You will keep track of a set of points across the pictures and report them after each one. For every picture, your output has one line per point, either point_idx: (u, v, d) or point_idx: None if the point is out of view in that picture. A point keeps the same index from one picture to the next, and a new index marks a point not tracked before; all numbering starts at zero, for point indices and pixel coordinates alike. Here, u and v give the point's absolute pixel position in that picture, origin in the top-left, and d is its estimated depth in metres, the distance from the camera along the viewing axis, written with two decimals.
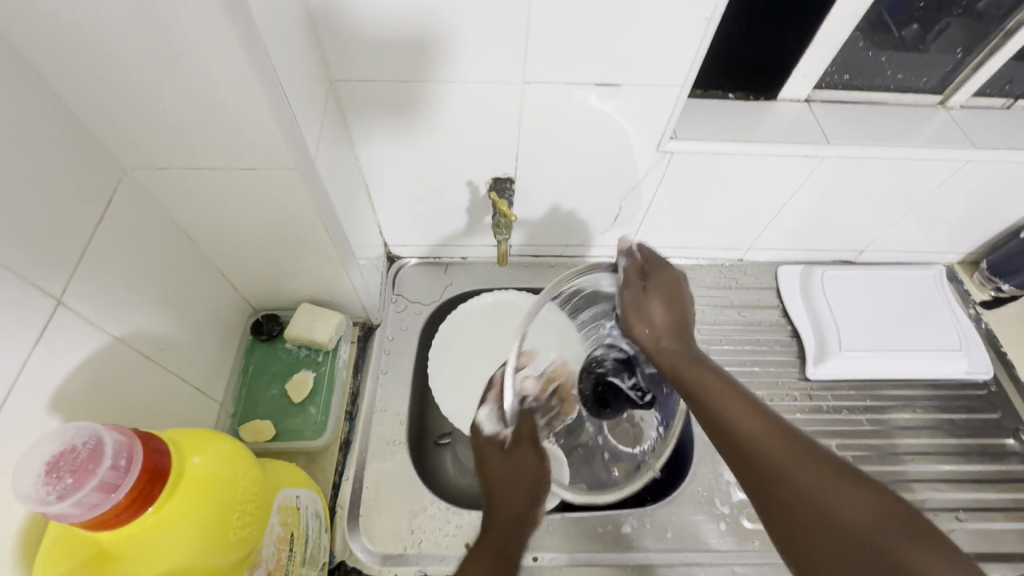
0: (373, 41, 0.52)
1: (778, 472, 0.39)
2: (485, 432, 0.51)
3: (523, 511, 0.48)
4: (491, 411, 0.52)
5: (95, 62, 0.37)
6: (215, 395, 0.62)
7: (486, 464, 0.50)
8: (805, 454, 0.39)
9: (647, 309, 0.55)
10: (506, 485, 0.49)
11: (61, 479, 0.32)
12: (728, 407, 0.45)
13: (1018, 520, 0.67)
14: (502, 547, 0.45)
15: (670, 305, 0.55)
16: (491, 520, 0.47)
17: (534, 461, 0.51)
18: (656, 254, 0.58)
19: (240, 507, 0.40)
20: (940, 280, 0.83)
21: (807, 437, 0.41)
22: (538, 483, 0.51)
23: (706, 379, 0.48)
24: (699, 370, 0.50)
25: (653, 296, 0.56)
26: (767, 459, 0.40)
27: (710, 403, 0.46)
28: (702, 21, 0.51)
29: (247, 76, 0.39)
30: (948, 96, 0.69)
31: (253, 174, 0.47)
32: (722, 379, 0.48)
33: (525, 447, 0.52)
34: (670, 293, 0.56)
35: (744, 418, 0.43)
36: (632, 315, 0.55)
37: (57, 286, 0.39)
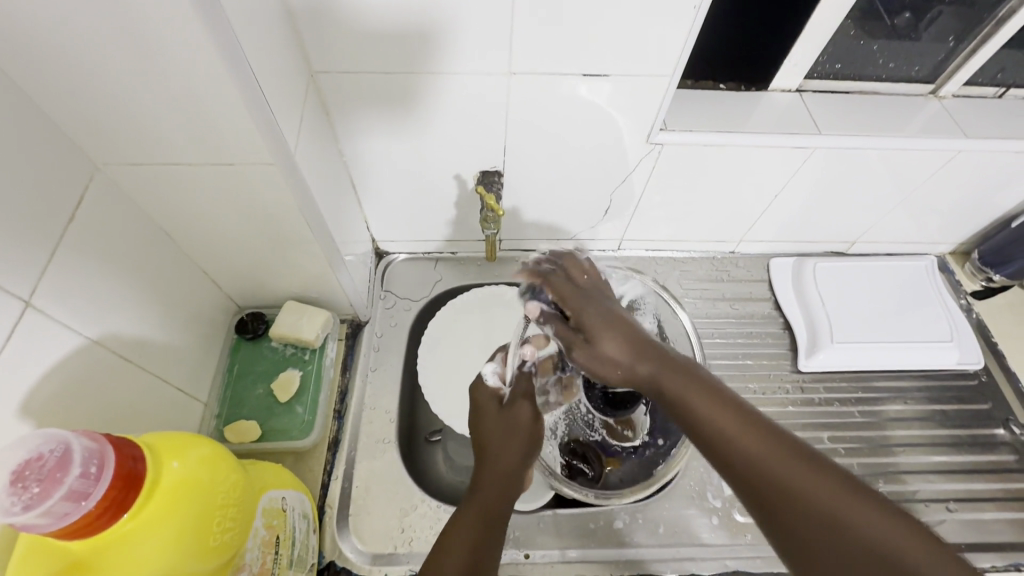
0: (354, 33, 0.51)
1: (794, 499, 0.35)
2: (485, 382, 0.57)
3: (512, 472, 0.51)
4: (494, 368, 0.58)
5: (57, 56, 0.36)
6: (199, 396, 0.61)
7: (483, 419, 0.54)
8: (816, 473, 0.36)
9: (608, 336, 0.44)
10: (502, 445, 0.52)
11: (28, 489, 0.31)
12: (725, 423, 0.39)
13: (1008, 510, 0.67)
14: (490, 510, 0.48)
15: (625, 326, 0.45)
16: (484, 484, 0.49)
17: (528, 415, 0.54)
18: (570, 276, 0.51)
19: (220, 512, 0.40)
20: (931, 271, 0.82)
21: (808, 447, 0.38)
22: (530, 440, 0.53)
23: (694, 387, 0.41)
24: (685, 380, 0.42)
25: (601, 331, 0.45)
26: (775, 486, 0.36)
27: (701, 418, 0.40)
28: (689, 10, 0.50)
29: (217, 68, 0.37)
30: (939, 86, 0.68)
31: (230, 170, 0.46)
32: (713, 391, 0.41)
33: (520, 405, 0.55)
34: (611, 312, 0.46)
35: (748, 438, 0.38)
36: (597, 333, 0.45)
37: (25, 288, 0.38)
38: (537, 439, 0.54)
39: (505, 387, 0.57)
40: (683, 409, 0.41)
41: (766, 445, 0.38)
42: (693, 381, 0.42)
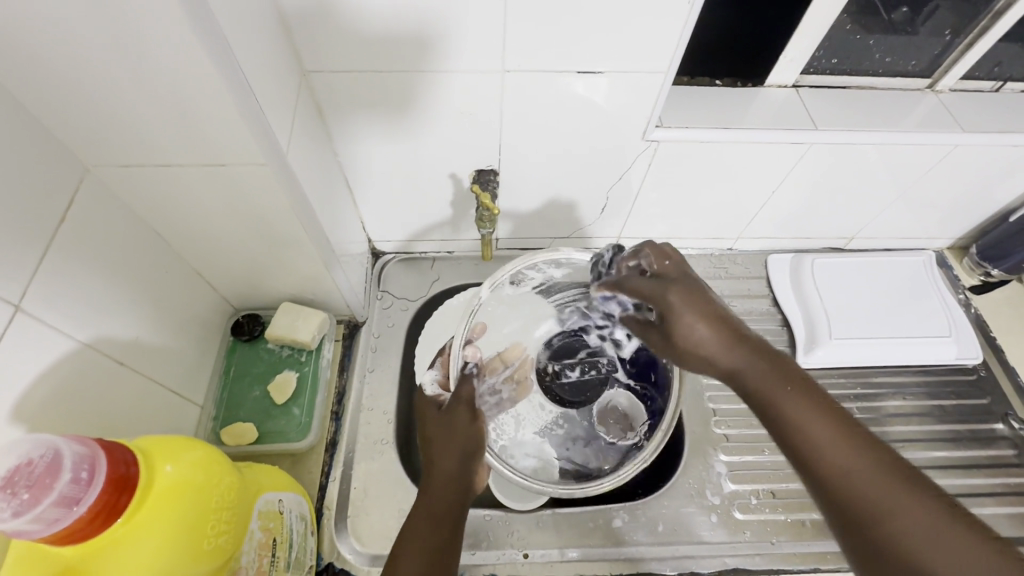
0: (347, 28, 0.50)
1: (873, 509, 0.35)
2: (428, 392, 0.58)
3: (454, 474, 0.49)
4: (435, 375, 0.61)
5: (40, 57, 0.35)
6: (196, 399, 0.61)
7: (426, 423, 0.54)
8: (917, 492, 0.35)
9: (692, 326, 0.46)
10: (441, 446, 0.50)
11: (17, 495, 0.30)
12: (816, 426, 0.39)
13: (1008, 504, 0.67)
14: (438, 517, 0.45)
15: (718, 318, 0.46)
16: (429, 485, 0.48)
17: (466, 419, 0.52)
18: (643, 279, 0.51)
19: (214, 515, 0.40)
20: (928, 265, 0.82)
21: (909, 464, 0.37)
22: (473, 442, 0.51)
23: (789, 388, 0.41)
24: (770, 373, 0.43)
25: (681, 309, 0.47)
26: (863, 492, 0.36)
27: (790, 418, 0.40)
28: (684, 5, 0.50)
29: (205, 67, 0.37)
30: (937, 80, 0.68)
31: (223, 171, 0.46)
32: (803, 386, 0.41)
33: (459, 410, 0.53)
34: (693, 293, 0.47)
35: (843, 446, 0.38)
36: (678, 321, 0.47)
37: (15, 292, 0.38)
38: (480, 439, 0.52)
39: (446, 392, 0.58)
40: (766, 400, 0.42)
41: (863, 454, 0.37)
42: (787, 380, 0.42)
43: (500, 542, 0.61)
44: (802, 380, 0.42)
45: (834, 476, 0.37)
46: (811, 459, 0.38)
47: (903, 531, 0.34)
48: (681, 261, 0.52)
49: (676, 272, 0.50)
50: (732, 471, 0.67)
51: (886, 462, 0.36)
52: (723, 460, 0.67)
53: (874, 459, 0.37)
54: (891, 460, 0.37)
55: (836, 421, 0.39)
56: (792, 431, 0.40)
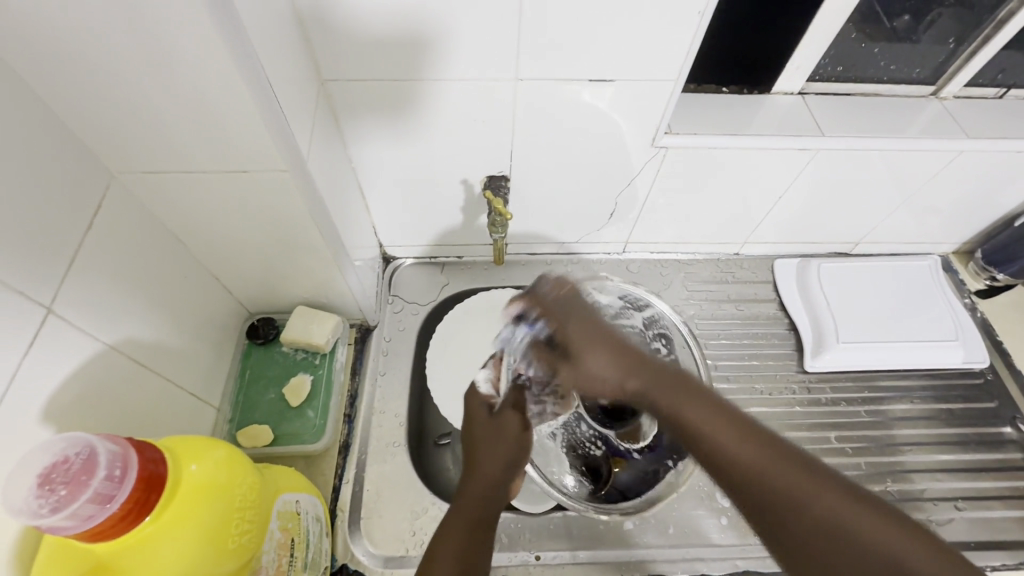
0: (363, 37, 0.51)
1: (786, 497, 0.37)
2: (479, 390, 0.59)
3: (496, 479, 0.51)
4: (486, 374, 0.60)
5: (73, 65, 0.36)
6: (212, 401, 0.62)
7: (473, 428, 0.56)
8: (806, 471, 0.38)
9: (598, 354, 0.49)
10: (487, 451, 0.53)
11: (54, 491, 0.31)
12: (714, 429, 0.42)
13: (1016, 507, 0.68)
14: (475, 517, 0.48)
15: (618, 348, 0.49)
16: (468, 487, 0.50)
17: (515, 426, 0.55)
18: (553, 297, 0.53)
19: (238, 514, 0.40)
20: (935, 270, 0.83)
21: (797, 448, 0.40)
22: (515, 452, 0.54)
23: (686, 398, 0.44)
24: (673, 389, 0.45)
25: (586, 343, 0.50)
26: (762, 483, 0.38)
27: (693, 427, 0.43)
28: (693, 16, 0.51)
29: (232, 76, 0.38)
30: (941, 87, 0.69)
31: (245, 177, 0.47)
32: (703, 398, 0.44)
33: (507, 415, 0.56)
34: (594, 324, 0.51)
35: (739, 441, 0.41)
36: (584, 350, 0.50)
37: (46, 295, 0.39)
38: (525, 450, 0.55)
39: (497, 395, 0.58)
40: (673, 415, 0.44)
41: (765, 452, 0.39)
42: (687, 393, 0.45)
43: (512, 544, 0.62)
44: (693, 386, 0.45)
45: (742, 476, 0.39)
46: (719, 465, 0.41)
47: (806, 509, 0.36)
48: (577, 292, 0.54)
49: (575, 299, 0.53)
50: None
51: (777, 450, 0.39)
52: None
53: (768, 452, 0.39)
54: (780, 446, 0.39)
55: (729, 420, 0.42)
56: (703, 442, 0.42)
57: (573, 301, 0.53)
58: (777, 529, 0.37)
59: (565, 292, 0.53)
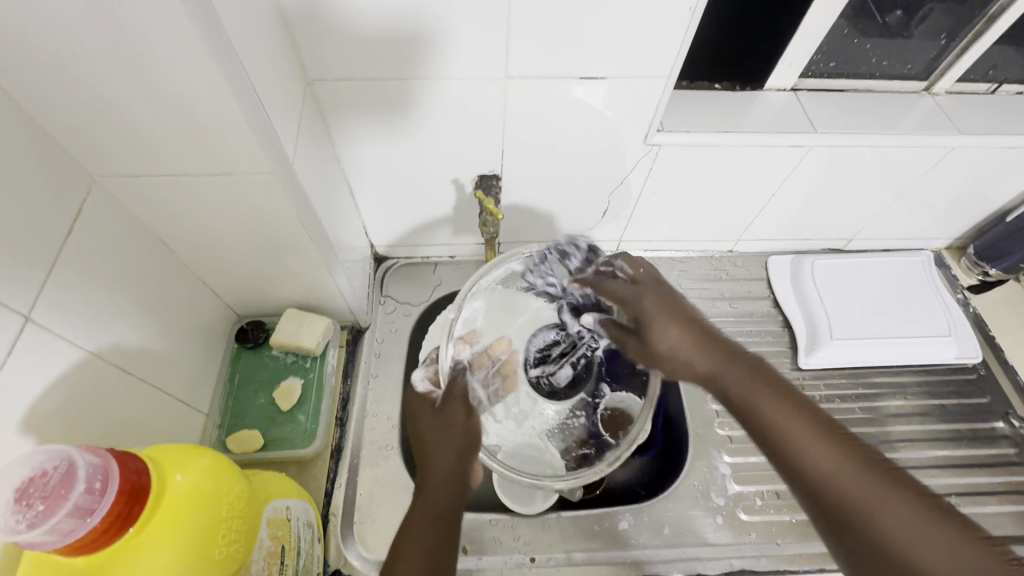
0: (350, 33, 0.50)
1: (857, 504, 0.36)
2: (417, 390, 0.59)
3: (450, 472, 0.49)
4: (423, 377, 0.61)
5: (45, 67, 0.35)
6: (201, 407, 0.61)
7: (419, 422, 0.54)
8: (882, 475, 0.37)
9: (672, 339, 0.50)
10: (438, 444, 0.51)
11: (32, 506, 0.31)
12: (791, 426, 0.41)
13: (1009, 503, 0.68)
14: (436, 511, 0.46)
15: (699, 333, 0.49)
16: (425, 485, 0.48)
17: (462, 415, 0.54)
18: (621, 286, 0.55)
19: (225, 524, 0.40)
20: (928, 266, 0.83)
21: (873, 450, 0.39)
22: (468, 438, 0.52)
23: (765, 391, 0.43)
24: (750, 380, 0.45)
25: (669, 323, 0.50)
26: (829, 477, 0.38)
27: (767, 417, 0.42)
28: (684, 12, 0.50)
29: (210, 74, 0.37)
30: (933, 83, 0.69)
31: (229, 180, 0.46)
32: (779, 389, 0.43)
33: (453, 406, 0.54)
34: (671, 306, 0.51)
35: (816, 444, 0.39)
36: (654, 328, 0.51)
37: (25, 303, 0.38)
38: (476, 436, 0.52)
39: (436, 390, 0.59)
40: (745, 403, 0.44)
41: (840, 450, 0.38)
42: (767, 386, 0.44)
43: (506, 546, 0.61)
44: (773, 379, 0.44)
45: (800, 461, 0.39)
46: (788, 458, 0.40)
47: (880, 519, 0.35)
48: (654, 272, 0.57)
49: (647, 279, 0.55)
50: (737, 473, 0.67)
51: (855, 454, 0.38)
52: (727, 462, 0.68)
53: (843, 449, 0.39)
54: (859, 448, 0.39)
55: (806, 417, 0.41)
56: (776, 434, 0.41)
57: (645, 279, 0.55)
58: (841, 534, 0.36)
59: (643, 272, 0.56)
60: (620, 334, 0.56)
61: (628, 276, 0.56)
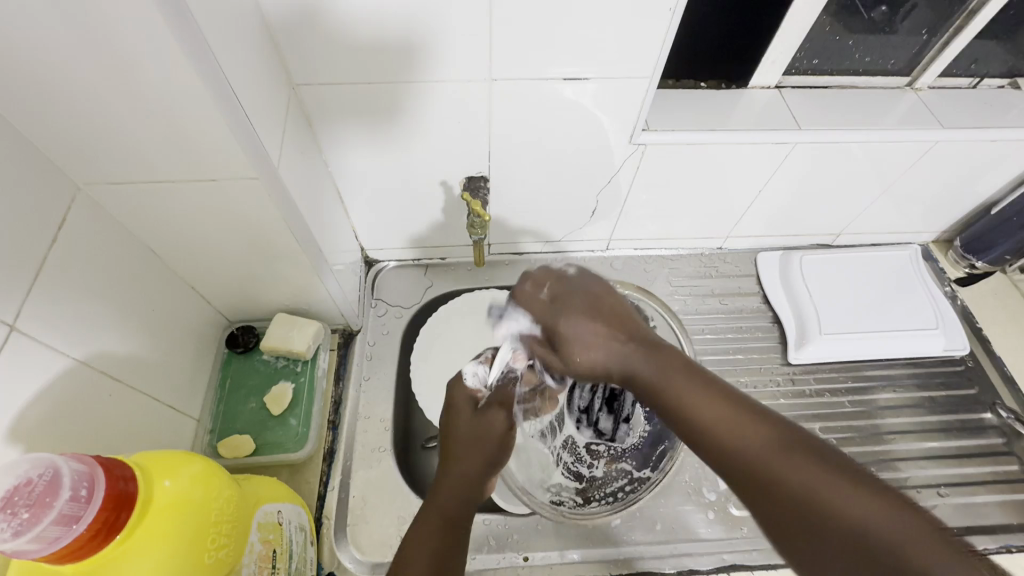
0: (334, 39, 0.50)
1: (776, 478, 0.33)
2: (467, 385, 0.55)
3: (474, 478, 0.48)
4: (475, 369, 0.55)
5: (25, 77, 0.35)
6: (192, 413, 0.61)
7: (455, 423, 0.52)
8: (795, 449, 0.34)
9: (587, 344, 0.42)
10: (467, 448, 0.50)
11: (17, 514, 0.31)
12: (702, 407, 0.37)
13: (998, 492, 0.69)
14: (451, 515, 0.45)
15: (614, 330, 0.43)
16: (444, 483, 0.47)
17: (500, 425, 0.52)
18: (551, 278, 0.46)
19: (214, 528, 0.40)
20: (915, 260, 0.84)
21: (792, 424, 0.36)
22: (496, 452, 0.51)
23: (675, 376, 0.40)
24: (662, 367, 0.40)
25: (573, 342, 0.43)
26: (750, 460, 0.34)
27: (679, 405, 0.38)
28: (666, 12, 0.51)
29: (191, 81, 0.37)
30: (915, 78, 0.70)
31: (214, 185, 0.46)
32: (695, 375, 0.40)
33: (494, 413, 0.52)
34: (599, 311, 0.43)
35: (726, 422, 0.36)
36: (571, 347, 0.43)
37: (10, 311, 0.38)
38: (504, 452, 0.52)
39: (484, 390, 0.55)
40: (658, 395, 0.40)
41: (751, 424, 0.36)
42: (679, 370, 0.40)
43: (500, 545, 0.61)
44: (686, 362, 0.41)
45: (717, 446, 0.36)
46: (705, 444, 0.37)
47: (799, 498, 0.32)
48: (565, 275, 0.46)
49: (555, 273, 0.46)
50: None
51: (769, 427, 0.35)
52: None
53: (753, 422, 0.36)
54: (773, 421, 0.36)
55: (718, 393, 0.38)
56: (689, 422, 0.38)
57: (559, 291, 0.45)
58: (771, 518, 0.33)
59: (555, 285, 0.45)
60: (542, 346, 0.47)
61: (541, 292, 0.46)
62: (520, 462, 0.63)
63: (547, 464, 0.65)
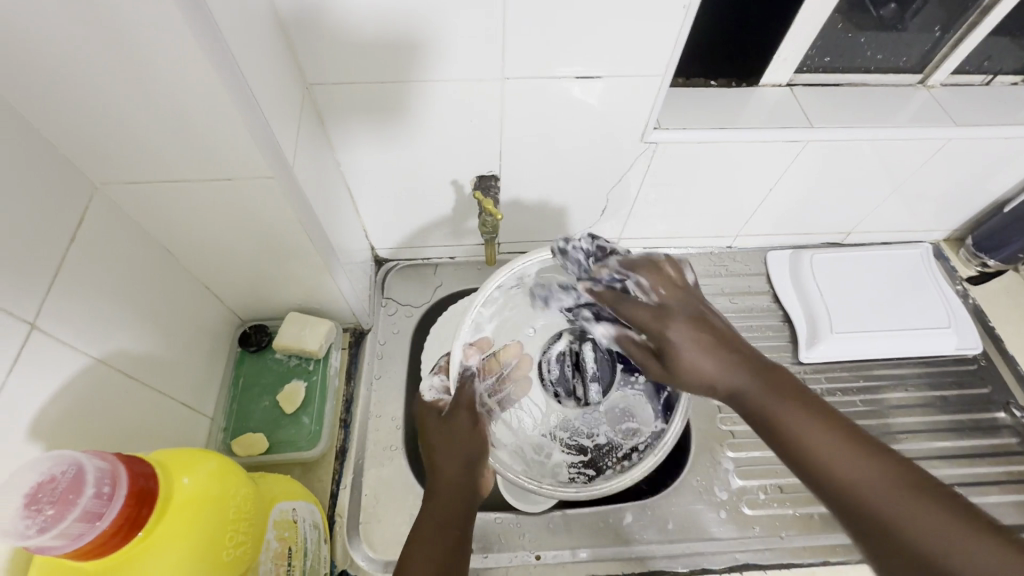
0: (346, 38, 0.51)
1: (901, 532, 0.33)
2: (427, 400, 0.56)
3: (458, 479, 0.48)
4: (432, 382, 0.59)
5: (46, 77, 0.36)
6: (205, 411, 0.61)
7: (426, 431, 0.53)
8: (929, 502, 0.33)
9: (695, 356, 0.44)
10: (443, 452, 0.50)
11: (41, 511, 0.31)
12: (823, 446, 0.37)
13: (1012, 492, 0.68)
14: (443, 520, 0.45)
15: (722, 350, 0.43)
16: (430, 492, 0.48)
17: (469, 424, 0.52)
18: (651, 299, 0.48)
19: (232, 526, 0.41)
20: (926, 258, 0.83)
21: (921, 471, 0.35)
22: (473, 447, 0.51)
23: (792, 409, 0.40)
24: (778, 399, 0.40)
25: (686, 349, 0.44)
26: (877, 507, 0.34)
27: (799, 440, 0.38)
28: (679, 10, 0.51)
29: (210, 80, 0.37)
30: (928, 75, 0.69)
31: (230, 185, 0.46)
32: (811, 409, 0.39)
33: (461, 415, 0.53)
34: (704, 327, 0.45)
35: (851, 465, 0.36)
36: (678, 356, 0.44)
37: (30, 309, 0.38)
38: (483, 444, 0.51)
39: (444, 398, 0.56)
40: (773, 425, 0.40)
41: (876, 467, 0.35)
42: (792, 402, 0.40)
43: (512, 544, 0.61)
44: (796, 389, 0.41)
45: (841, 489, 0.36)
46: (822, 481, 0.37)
47: (933, 558, 0.32)
48: (682, 287, 0.48)
49: (665, 280, 0.49)
50: (740, 467, 0.67)
51: (899, 477, 0.35)
52: (730, 457, 0.68)
53: (878, 466, 0.35)
54: (902, 469, 0.35)
55: (836, 429, 0.38)
56: (807, 459, 0.38)
57: (671, 301, 0.47)
58: (894, 570, 0.33)
59: (669, 292, 0.48)
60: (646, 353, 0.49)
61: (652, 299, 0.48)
62: (516, 453, 0.63)
63: (542, 447, 0.65)
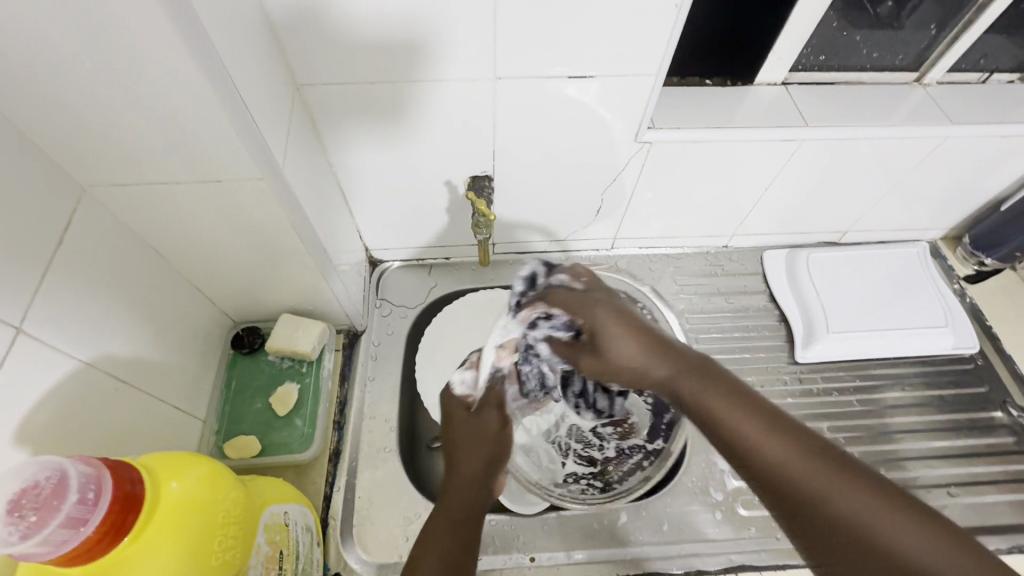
0: (336, 39, 0.50)
1: (810, 493, 0.34)
2: (455, 392, 0.57)
3: (479, 476, 0.49)
4: (463, 377, 0.58)
5: (29, 80, 0.35)
6: (198, 414, 0.61)
7: (453, 427, 0.53)
8: (829, 464, 0.35)
9: (615, 339, 0.47)
10: (466, 448, 0.50)
11: (24, 518, 0.31)
12: (740, 420, 0.39)
13: (1010, 492, 0.68)
14: (458, 516, 0.45)
15: (640, 335, 0.46)
16: (451, 488, 0.47)
17: (497, 422, 0.53)
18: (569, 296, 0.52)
19: (222, 530, 0.40)
20: (923, 256, 0.83)
21: (828, 441, 0.37)
22: (495, 449, 0.51)
23: (710, 386, 0.42)
24: (701, 383, 0.42)
25: (609, 334, 0.47)
26: (792, 478, 0.35)
27: (717, 416, 0.40)
28: (671, 9, 0.50)
29: (195, 82, 0.37)
30: (924, 74, 0.69)
31: (218, 186, 0.46)
32: (725, 386, 0.41)
33: (488, 414, 0.53)
34: (619, 315, 0.48)
35: (767, 437, 0.37)
36: (604, 342, 0.47)
37: (15, 315, 0.38)
38: (503, 448, 0.52)
39: (473, 393, 0.56)
40: (699, 406, 0.41)
41: (790, 443, 0.36)
42: (708, 381, 0.42)
43: (507, 546, 0.61)
44: (713, 371, 0.43)
45: (755, 457, 0.37)
46: (743, 455, 0.38)
47: (827, 510, 0.33)
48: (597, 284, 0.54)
49: (597, 292, 0.51)
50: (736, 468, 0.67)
51: (807, 446, 0.36)
52: None
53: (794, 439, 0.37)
54: (811, 440, 0.37)
55: (745, 403, 0.40)
56: (725, 432, 0.39)
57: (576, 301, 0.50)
58: (805, 532, 0.34)
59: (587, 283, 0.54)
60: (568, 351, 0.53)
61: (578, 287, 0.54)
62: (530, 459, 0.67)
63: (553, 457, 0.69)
